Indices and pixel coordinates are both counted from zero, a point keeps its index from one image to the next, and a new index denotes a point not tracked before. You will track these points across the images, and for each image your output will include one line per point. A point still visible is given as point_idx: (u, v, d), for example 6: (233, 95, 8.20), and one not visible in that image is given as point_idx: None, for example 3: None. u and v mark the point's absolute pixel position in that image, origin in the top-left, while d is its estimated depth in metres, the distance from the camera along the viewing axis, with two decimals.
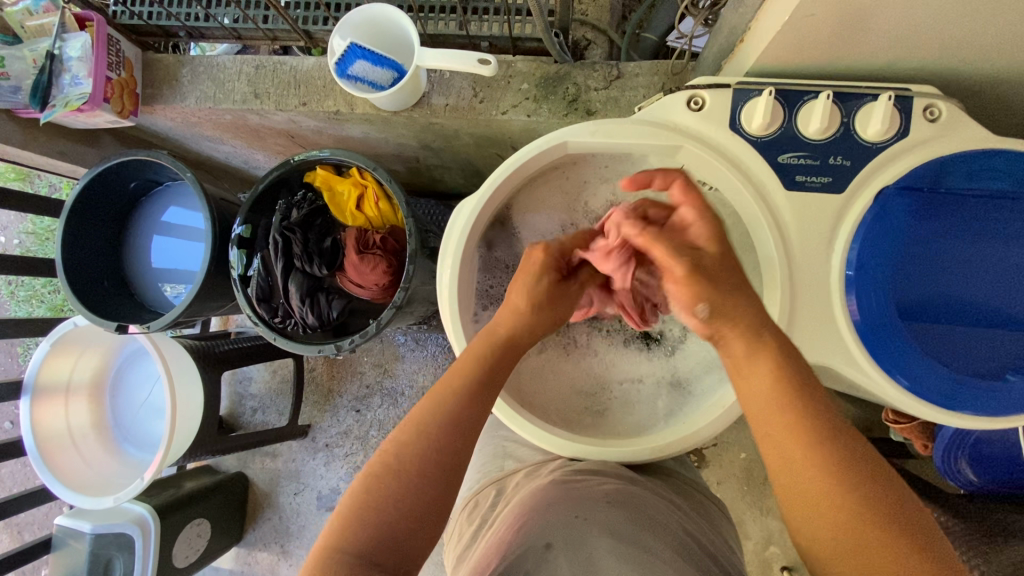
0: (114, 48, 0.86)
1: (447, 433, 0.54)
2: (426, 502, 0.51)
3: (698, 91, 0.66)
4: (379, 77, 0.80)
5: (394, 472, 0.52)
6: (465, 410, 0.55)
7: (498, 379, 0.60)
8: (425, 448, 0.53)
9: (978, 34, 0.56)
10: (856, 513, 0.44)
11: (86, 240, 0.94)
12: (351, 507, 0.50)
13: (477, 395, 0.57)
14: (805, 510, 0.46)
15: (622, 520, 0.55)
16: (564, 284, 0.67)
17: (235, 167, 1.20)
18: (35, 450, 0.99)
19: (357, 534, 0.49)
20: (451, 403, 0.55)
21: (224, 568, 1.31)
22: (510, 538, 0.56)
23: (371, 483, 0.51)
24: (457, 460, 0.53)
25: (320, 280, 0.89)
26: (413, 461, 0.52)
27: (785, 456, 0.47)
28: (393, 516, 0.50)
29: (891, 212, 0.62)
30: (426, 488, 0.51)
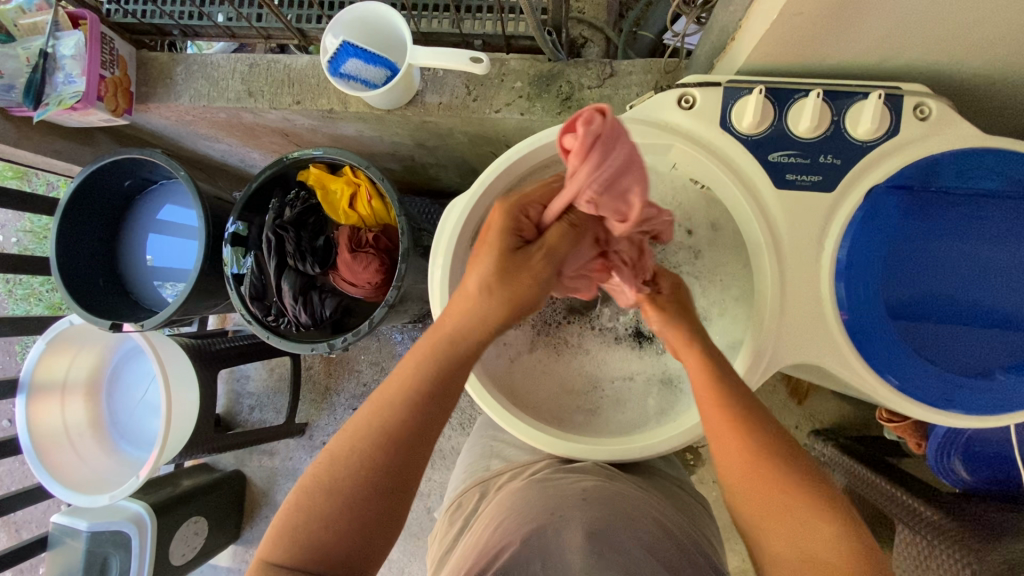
0: (107, 47, 0.86)
1: (385, 449, 0.51)
2: (358, 518, 0.50)
3: (689, 89, 0.66)
4: (372, 76, 0.80)
5: (329, 489, 0.50)
6: (406, 426, 0.52)
7: (450, 392, 0.54)
8: (361, 465, 0.51)
9: (968, 32, 0.56)
10: (770, 474, 0.52)
11: (80, 239, 0.94)
12: (288, 518, 0.50)
13: (421, 409, 0.53)
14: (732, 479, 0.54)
15: (601, 517, 0.55)
16: (521, 255, 0.55)
17: (232, 165, 1.20)
18: (31, 448, 1.00)
19: (290, 549, 0.49)
20: (391, 419, 0.52)
21: (222, 566, 1.32)
22: (489, 536, 0.57)
23: (306, 498, 0.50)
24: (397, 477, 0.52)
25: (313, 279, 0.89)
26: (349, 477, 0.51)
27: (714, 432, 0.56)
28: (324, 530, 0.49)
29: (881, 211, 0.62)
30: (361, 507, 0.50)
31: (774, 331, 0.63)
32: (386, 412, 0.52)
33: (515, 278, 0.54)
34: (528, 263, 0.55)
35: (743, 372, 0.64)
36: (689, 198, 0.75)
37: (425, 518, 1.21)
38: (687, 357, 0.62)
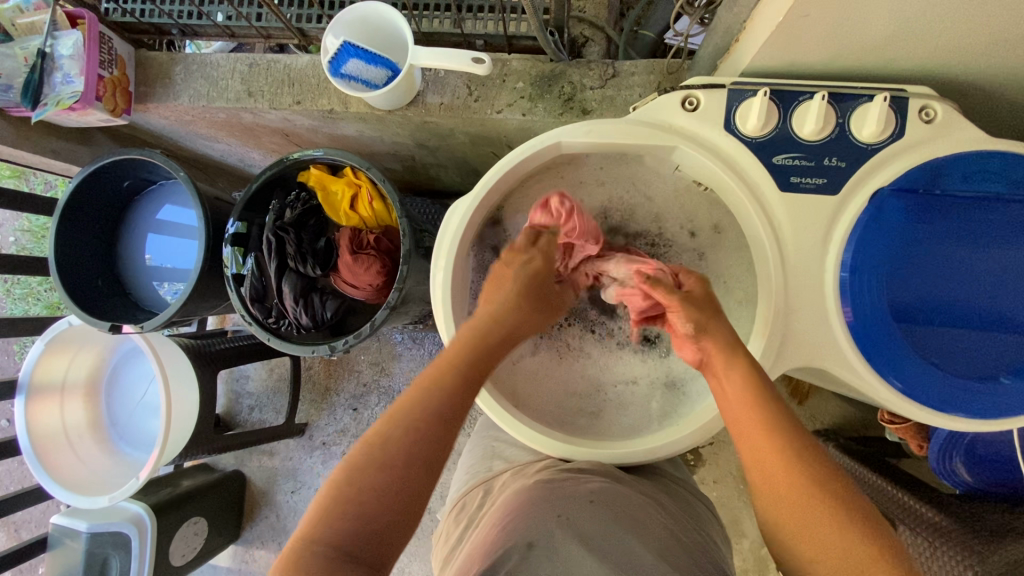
0: (106, 46, 0.85)
1: (429, 426, 0.54)
2: (406, 492, 0.51)
3: (693, 91, 0.65)
4: (373, 76, 0.80)
5: (376, 466, 0.51)
6: (445, 405, 0.56)
7: (479, 376, 0.59)
8: (406, 442, 0.53)
9: (975, 34, 0.56)
10: (816, 498, 0.49)
11: (79, 239, 0.94)
12: (332, 500, 0.50)
13: (460, 390, 0.57)
14: (776, 507, 0.51)
15: (607, 519, 0.55)
16: (543, 285, 0.69)
17: (231, 165, 1.20)
18: (30, 449, 0.99)
19: (335, 529, 0.48)
20: (432, 397, 0.56)
21: (222, 566, 1.32)
22: (493, 536, 0.57)
23: (354, 477, 0.51)
24: (437, 454, 0.53)
25: (313, 280, 0.89)
26: (394, 455, 0.52)
27: (761, 460, 0.53)
28: (372, 505, 0.50)
29: (886, 214, 0.62)
30: (405, 482, 0.51)
31: (778, 334, 0.63)
32: (429, 392, 0.56)
33: (541, 297, 0.68)
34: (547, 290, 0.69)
35: None
36: (693, 200, 0.75)
37: (426, 518, 1.21)
38: (731, 366, 0.58)
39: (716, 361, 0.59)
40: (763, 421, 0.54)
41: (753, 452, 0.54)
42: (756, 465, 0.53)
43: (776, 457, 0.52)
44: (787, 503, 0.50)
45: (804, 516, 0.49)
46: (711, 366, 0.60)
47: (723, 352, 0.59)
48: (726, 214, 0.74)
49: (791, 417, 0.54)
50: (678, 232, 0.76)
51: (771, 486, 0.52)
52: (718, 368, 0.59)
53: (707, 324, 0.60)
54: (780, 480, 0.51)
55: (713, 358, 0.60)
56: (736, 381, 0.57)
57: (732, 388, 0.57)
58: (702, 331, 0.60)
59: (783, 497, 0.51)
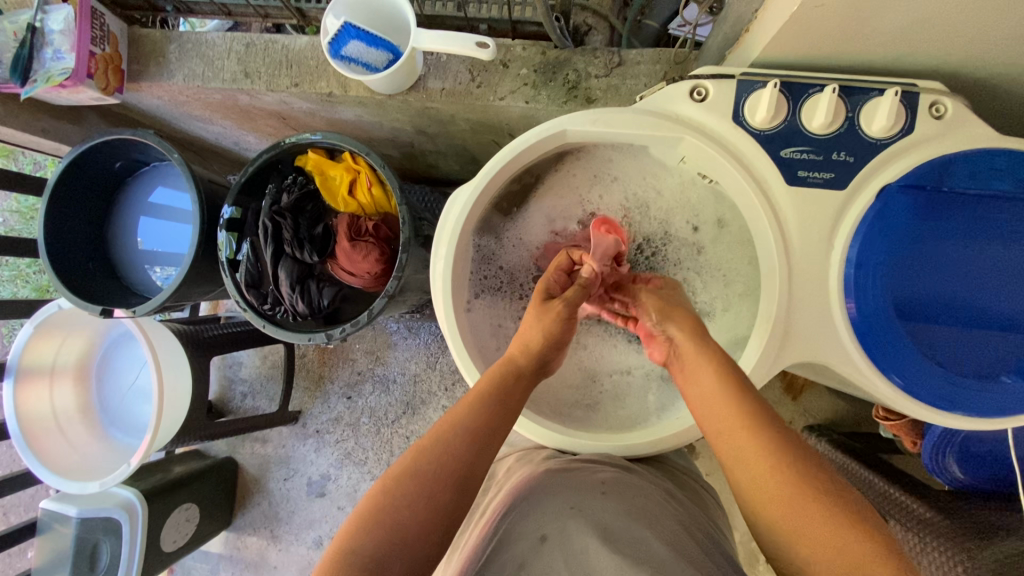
0: (98, 22, 0.82)
1: (466, 443, 0.54)
2: (439, 500, 0.50)
3: (702, 81, 0.64)
4: (374, 59, 0.78)
5: (408, 474, 0.51)
6: (482, 422, 0.56)
7: (514, 398, 0.59)
8: (439, 455, 0.53)
9: (991, 29, 0.55)
10: (792, 481, 0.48)
11: (70, 221, 0.92)
12: (367, 509, 0.50)
13: (495, 407, 0.57)
14: (761, 498, 0.49)
15: (617, 512, 0.55)
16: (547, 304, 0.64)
17: (225, 148, 1.17)
18: (20, 433, 0.98)
19: (369, 538, 0.48)
20: (464, 413, 0.56)
21: (214, 552, 1.31)
22: (502, 524, 0.56)
23: (389, 487, 0.51)
24: (472, 471, 0.53)
25: (311, 267, 0.87)
26: (428, 468, 0.52)
27: (741, 454, 0.51)
28: (401, 516, 0.49)
29: (893, 210, 0.61)
30: (438, 494, 0.51)
31: (782, 328, 0.62)
32: (464, 411, 0.56)
33: (554, 309, 0.63)
34: (551, 306, 0.63)
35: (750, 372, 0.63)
36: (697, 192, 0.74)
37: None
38: (701, 363, 0.57)
39: (683, 346, 0.59)
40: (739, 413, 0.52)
41: (731, 447, 0.52)
42: (735, 460, 0.51)
43: (755, 448, 0.50)
44: (772, 493, 0.48)
45: (786, 500, 0.47)
46: (678, 360, 0.60)
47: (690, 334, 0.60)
48: (730, 208, 0.73)
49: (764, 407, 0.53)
50: (683, 228, 0.76)
51: (752, 476, 0.50)
52: (687, 361, 0.59)
53: (668, 309, 0.63)
54: (764, 475, 0.49)
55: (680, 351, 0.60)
56: (709, 380, 0.55)
57: (702, 384, 0.56)
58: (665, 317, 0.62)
59: (765, 487, 0.48)
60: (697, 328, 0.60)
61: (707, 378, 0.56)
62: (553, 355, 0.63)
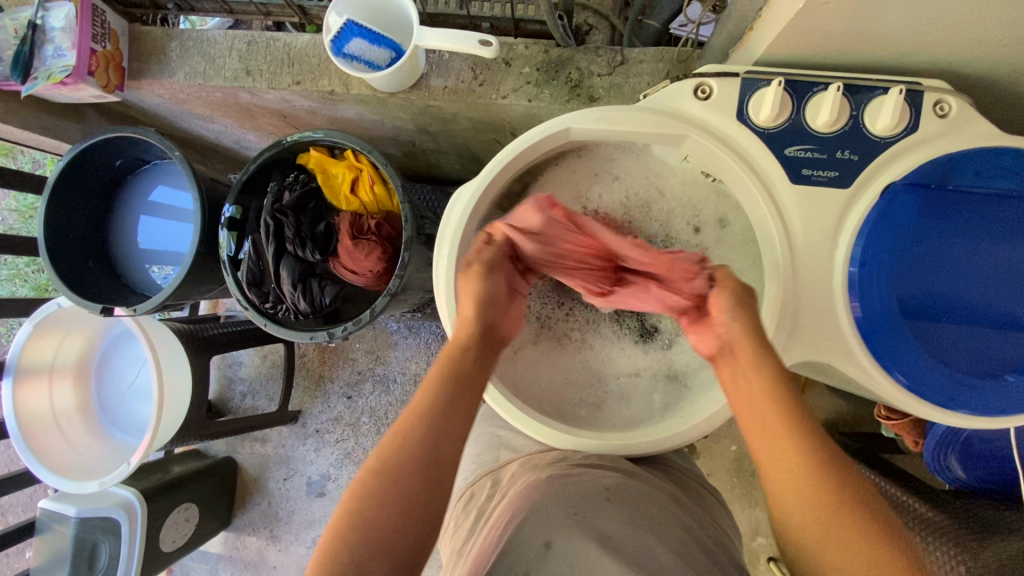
0: (99, 20, 0.82)
1: (427, 428, 0.54)
2: (407, 491, 0.51)
3: (706, 79, 0.64)
4: (376, 57, 0.78)
5: (373, 472, 0.52)
6: (439, 404, 0.55)
7: (470, 374, 0.59)
8: (399, 447, 0.53)
9: (996, 28, 0.55)
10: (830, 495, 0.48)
11: (70, 219, 0.91)
12: (347, 511, 0.50)
13: (451, 387, 0.57)
14: (795, 504, 0.49)
15: (622, 518, 0.54)
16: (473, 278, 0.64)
17: (226, 147, 1.17)
18: (19, 432, 0.97)
19: (346, 547, 0.48)
20: (421, 400, 0.56)
21: (213, 552, 1.31)
22: (509, 534, 0.55)
23: (358, 490, 0.51)
24: (440, 455, 0.53)
25: (312, 265, 0.87)
26: (397, 462, 0.52)
27: (782, 459, 0.50)
28: (373, 516, 0.49)
29: (898, 208, 0.61)
30: (408, 486, 0.51)
31: (786, 328, 0.62)
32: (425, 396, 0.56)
33: (474, 271, 0.63)
34: (472, 269, 0.64)
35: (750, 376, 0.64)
36: (700, 191, 0.74)
37: None
38: (754, 364, 0.54)
39: (739, 348, 0.55)
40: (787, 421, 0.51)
41: (771, 452, 0.51)
42: (772, 468, 0.51)
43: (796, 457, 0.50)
44: (809, 505, 0.48)
45: (824, 514, 0.47)
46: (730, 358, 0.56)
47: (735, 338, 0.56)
48: (734, 208, 0.73)
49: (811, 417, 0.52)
50: (685, 229, 0.75)
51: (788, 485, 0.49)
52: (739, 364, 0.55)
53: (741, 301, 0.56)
54: (804, 484, 0.49)
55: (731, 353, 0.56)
56: (761, 385, 0.53)
57: (750, 386, 0.54)
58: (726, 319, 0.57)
59: (809, 501, 0.48)
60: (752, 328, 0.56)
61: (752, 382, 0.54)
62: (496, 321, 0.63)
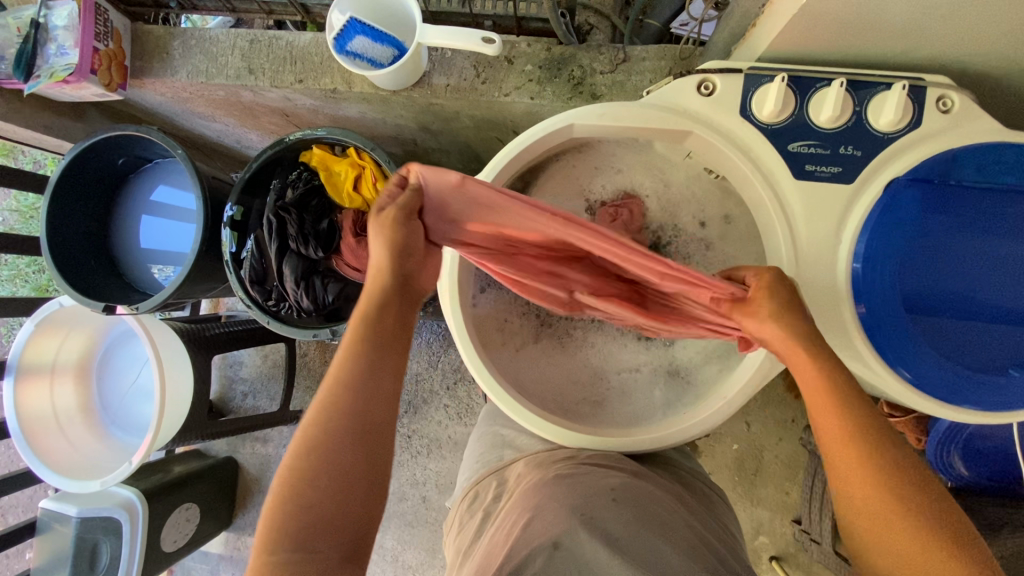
0: (102, 18, 0.82)
1: (351, 399, 0.48)
2: (344, 470, 0.47)
3: (709, 75, 0.64)
4: (379, 54, 0.78)
5: (301, 453, 0.46)
6: (361, 368, 0.49)
7: (393, 331, 0.52)
8: (325, 422, 0.47)
9: (1000, 23, 0.55)
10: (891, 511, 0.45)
11: (71, 218, 0.91)
12: (279, 502, 0.45)
13: (373, 349, 0.50)
14: (857, 511, 0.46)
15: (630, 519, 0.54)
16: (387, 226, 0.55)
17: (227, 146, 1.18)
18: (20, 432, 0.97)
19: (285, 534, 0.44)
20: (343, 366, 0.49)
21: (214, 553, 1.31)
22: (517, 533, 0.54)
23: (286, 474, 0.46)
24: (373, 422, 0.49)
25: (315, 263, 0.87)
26: (325, 440, 0.47)
27: (844, 468, 0.47)
28: (308, 499, 0.45)
29: (901, 204, 0.61)
30: (340, 463, 0.47)
31: None
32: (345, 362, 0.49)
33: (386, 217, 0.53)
34: (385, 215, 0.53)
35: (753, 370, 0.65)
36: (703, 188, 0.74)
37: (421, 508, 1.24)
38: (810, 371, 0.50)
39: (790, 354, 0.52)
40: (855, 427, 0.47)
41: (835, 457, 0.48)
42: (836, 471, 0.48)
43: (860, 461, 0.46)
44: (871, 518, 0.45)
45: (883, 523, 0.45)
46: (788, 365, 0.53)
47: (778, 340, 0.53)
48: (737, 205, 0.73)
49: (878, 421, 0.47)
50: (690, 223, 0.75)
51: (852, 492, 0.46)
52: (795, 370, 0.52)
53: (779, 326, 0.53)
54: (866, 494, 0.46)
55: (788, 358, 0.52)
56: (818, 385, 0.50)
57: (810, 388, 0.50)
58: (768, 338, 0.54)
59: (868, 513, 0.45)
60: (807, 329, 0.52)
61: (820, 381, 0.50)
62: (412, 266, 0.55)
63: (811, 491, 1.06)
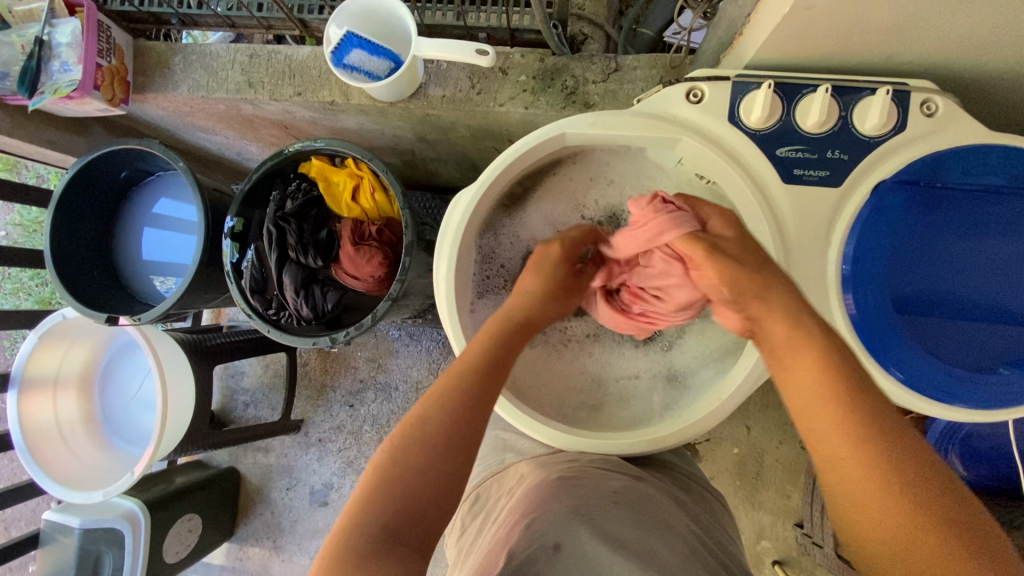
0: (104, 35, 0.84)
1: (463, 406, 0.52)
2: (448, 469, 0.49)
3: (698, 83, 0.66)
4: (375, 67, 0.80)
5: (415, 443, 0.49)
6: (474, 384, 0.54)
7: (508, 363, 0.59)
8: (441, 419, 0.51)
9: (979, 28, 0.56)
10: (886, 500, 0.41)
11: (74, 231, 0.92)
12: (378, 484, 0.47)
13: (490, 372, 0.56)
14: (853, 504, 0.43)
15: (629, 521, 0.55)
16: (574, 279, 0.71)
17: (228, 158, 1.19)
18: (23, 443, 0.98)
19: (380, 510, 0.46)
20: (463, 378, 0.55)
21: (216, 564, 1.31)
22: (517, 535, 0.55)
23: (393, 456, 0.49)
24: (477, 435, 0.52)
25: (314, 271, 0.89)
26: (436, 436, 0.50)
27: (835, 461, 0.44)
28: (410, 486, 0.47)
29: (889, 206, 0.62)
30: (446, 462, 0.49)
31: None
32: (444, 382, 0.54)
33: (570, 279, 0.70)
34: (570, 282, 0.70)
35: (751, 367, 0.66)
36: (695, 193, 0.75)
37: None
38: (802, 354, 0.48)
39: (777, 330, 0.51)
40: (846, 417, 0.45)
41: (826, 449, 0.45)
42: (827, 465, 0.45)
43: (854, 453, 0.43)
44: (870, 510, 0.42)
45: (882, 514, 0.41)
46: (767, 339, 0.52)
47: (761, 313, 0.52)
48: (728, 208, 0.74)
49: (877, 410, 0.44)
50: None
51: (858, 512, 0.43)
52: (777, 345, 0.50)
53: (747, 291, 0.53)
54: (860, 485, 0.43)
55: (766, 329, 0.52)
56: (807, 368, 0.47)
57: (802, 368, 0.48)
58: (746, 296, 0.53)
59: (864, 505, 0.42)
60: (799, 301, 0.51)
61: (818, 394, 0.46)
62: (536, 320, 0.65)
63: (812, 495, 1.06)
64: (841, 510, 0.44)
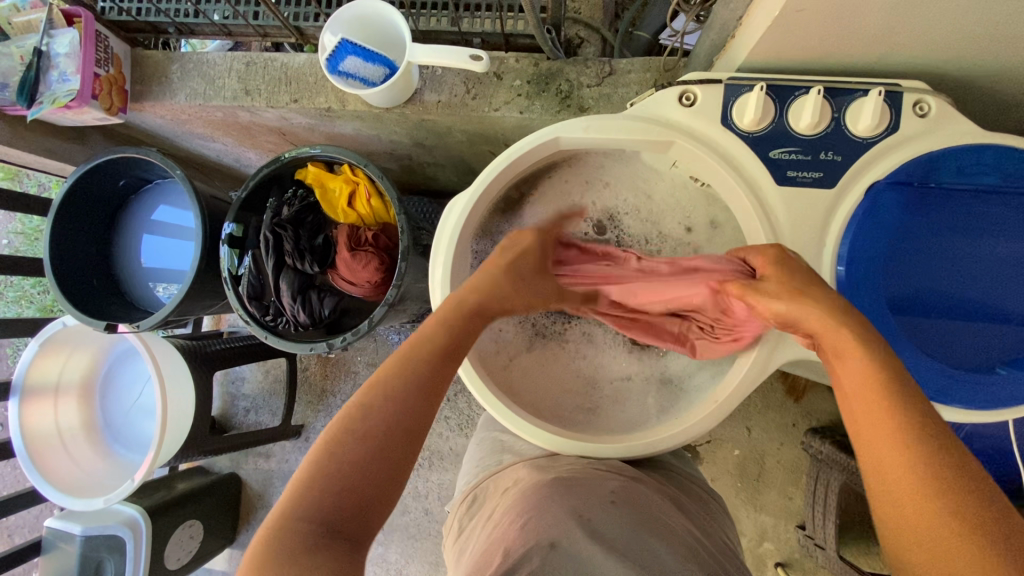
0: (102, 45, 0.85)
1: (408, 395, 0.51)
2: (389, 459, 0.49)
3: (690, 86, 0.66)
4: (370, 74, 0.79)
5: (355, 432, 0.49)
6: (420, 373, 0.53)
7: (461, 348, 0.57)
8: (383, 407, 0.50)
9: (969, 28, 0.57)
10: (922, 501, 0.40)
11: (74, 239, 0.93)
12: (315, 474, 0.47)
13: (440, 359, 0.55)
14: (888, 501, 0.42)
15: (625, 521, 0.54)
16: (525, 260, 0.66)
17: (227, 165, 1.20)
18: (24, 451, 0.98)
19: (318, 504, 0.46)
20: (410, 363, 0.53)
21: (217, 569, 1.31)
22: (513, 533, 0.54)
23: (333, 446, 0.48)
24: (420, 422, 0.51)
25: (311, 277, 0.89)
26: (377, 426, 0.49)
27: (874, 457, 0.43)
28: (349, 477, 0.47)
29: (883, 207, 0.62)
30: (386, 453, 0.49)
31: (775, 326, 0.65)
32: (391, 368, 0.53)
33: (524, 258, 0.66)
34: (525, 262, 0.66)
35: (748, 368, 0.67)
36: (690, 196, 0.75)
37: (424, 520, 1.24)
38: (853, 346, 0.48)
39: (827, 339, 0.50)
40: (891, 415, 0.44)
41: (867, 445, 0.44)
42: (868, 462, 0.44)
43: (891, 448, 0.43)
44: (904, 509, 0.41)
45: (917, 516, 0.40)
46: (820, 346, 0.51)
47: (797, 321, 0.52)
48: (723, 210, 0.74)
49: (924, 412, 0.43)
50: (676, 229, 0.76)
51: (897, 516, 0.41)
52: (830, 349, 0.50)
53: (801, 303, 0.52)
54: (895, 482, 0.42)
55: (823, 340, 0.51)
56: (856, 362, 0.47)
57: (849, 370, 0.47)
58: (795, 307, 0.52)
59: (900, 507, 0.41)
60: (814, 299, 0.51)
61: (865, 403, 0.45)
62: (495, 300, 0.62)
63: (814, 496, 1.06)
64: (879, 510, 0.43)
